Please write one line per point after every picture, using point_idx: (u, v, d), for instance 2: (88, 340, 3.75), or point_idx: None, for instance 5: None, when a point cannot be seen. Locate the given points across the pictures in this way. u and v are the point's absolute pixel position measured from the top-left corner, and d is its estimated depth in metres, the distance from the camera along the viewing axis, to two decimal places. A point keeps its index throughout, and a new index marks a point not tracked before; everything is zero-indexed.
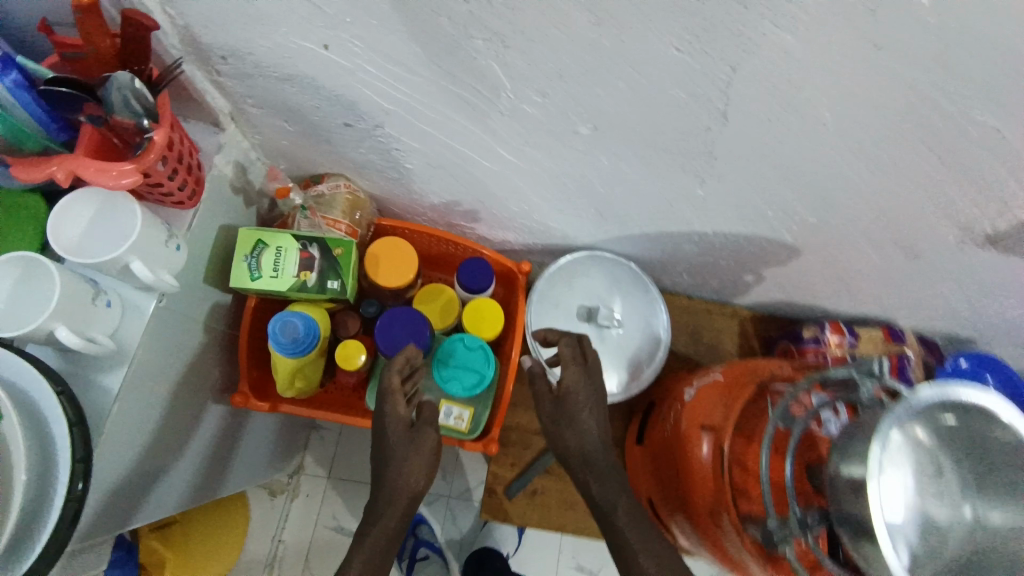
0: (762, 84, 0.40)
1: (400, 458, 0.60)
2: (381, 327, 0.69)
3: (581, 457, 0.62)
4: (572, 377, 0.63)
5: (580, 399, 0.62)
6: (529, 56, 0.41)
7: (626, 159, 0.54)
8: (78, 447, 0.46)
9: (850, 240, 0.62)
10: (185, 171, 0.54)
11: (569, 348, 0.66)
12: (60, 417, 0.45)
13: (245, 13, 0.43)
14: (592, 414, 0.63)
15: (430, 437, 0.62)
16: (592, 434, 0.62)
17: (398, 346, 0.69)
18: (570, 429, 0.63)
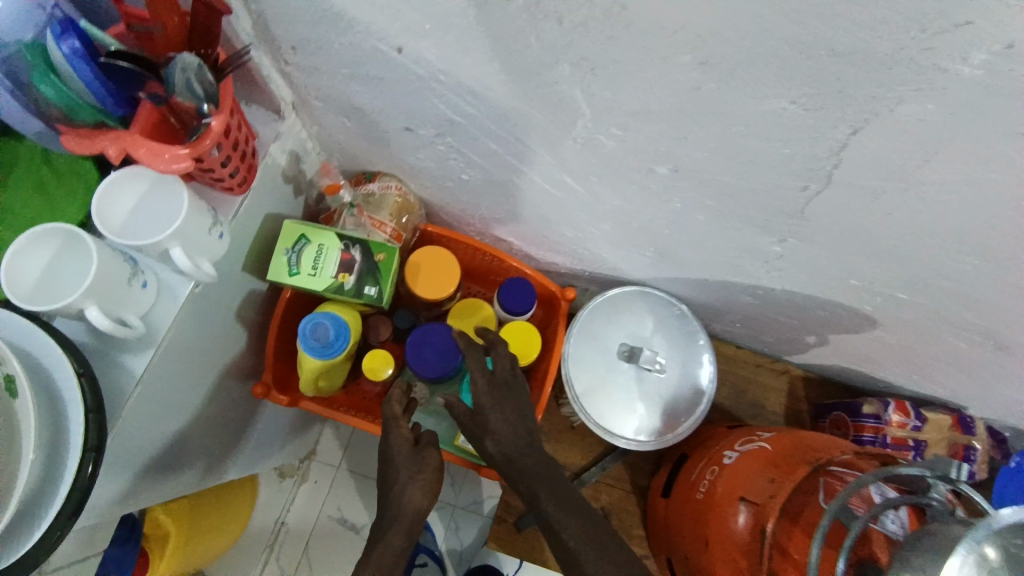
0: (884, 150, 0.35)
1: (404, 479, 0.59)
2: (413, 342, 0.67)
3: (506, 460, 0.57)
4: (483, 389, 0.59)
5: (487, 408, 0.59)
6: (617, 89, 0.37)
7: (703, 206, 0.49)
8: (92, 434, 0.44)
9: (939, 323, 0.56)
10: (239, 158, 0.51)
11: (479, 363, 0.60)
12: (78, 400, 0.44)
13: (321, 7, 0.40)
14: (502, 416, 0.58)
15: (434, 455, 0.61)
16: (509, 437, 0.58)
17: (427, 366, 0.66)
18: (491, 437, 0.58)
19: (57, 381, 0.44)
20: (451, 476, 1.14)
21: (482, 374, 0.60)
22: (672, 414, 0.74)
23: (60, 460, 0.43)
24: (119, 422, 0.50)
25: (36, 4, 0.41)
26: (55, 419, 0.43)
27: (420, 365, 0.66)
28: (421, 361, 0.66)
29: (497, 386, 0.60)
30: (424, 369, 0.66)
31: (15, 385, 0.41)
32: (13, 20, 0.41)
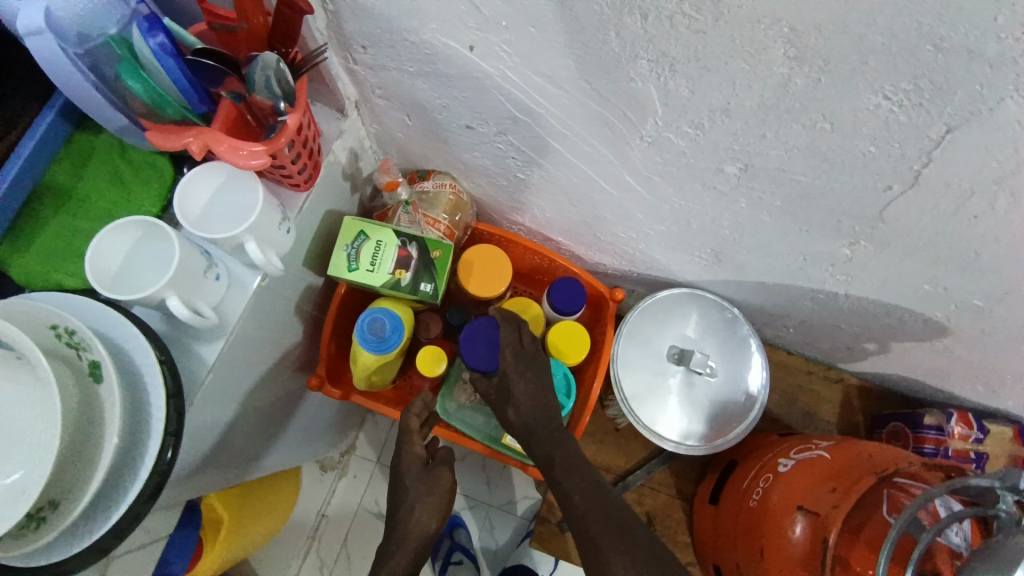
0: (985, 150, 0.33)
1: (413, 496, 0.56)
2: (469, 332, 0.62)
3: (524, 428, 0.59)
4: (508, 358, 0.62)
5: (511, 377, 0.61)
6: (696, 85, 0.37)
7: (772, 207, 0.48)
8: (172, 420, 0.46)
9: (1017, 332, 0.54)
10: (307, 155, 0.53)
11: (508, 332, 0.64)
12: (159, 386, 0.46)
13: (399, 6, 0.41)
14: (524, 380, 0.61)
15: (445, 476, 0.58)
16: (529, 406, 0.60)
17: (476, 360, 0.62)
18: (511, 407, 0.60)
19: (138, 368, 0.46)
20: (488, 475, 1.15)
21: (511, 347, 0.63)
22: (722, 419, 0.73)
23: (141, 443, 0.44)
24: (193, 408, 0.52)
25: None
26: (137, 403, 0.45)
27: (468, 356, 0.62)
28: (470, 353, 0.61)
29: (522, 354, 0.63)
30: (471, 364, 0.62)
31: (100, 371, 0.42)
32: (100, 10, 0.40)
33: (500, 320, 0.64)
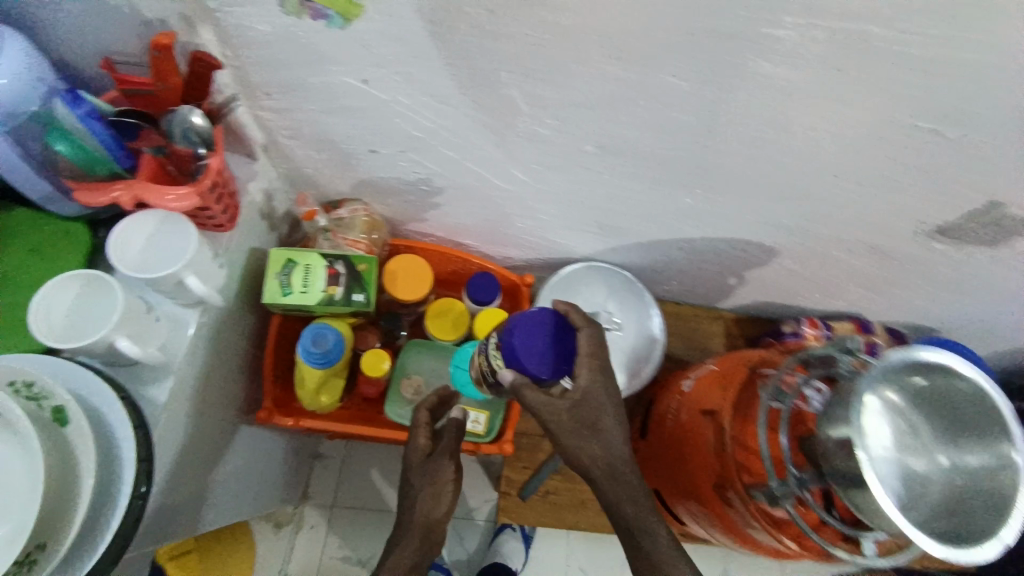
0: (748, 102, 0.48)
1: (419, 488, 0.62)
2: (525, 318, 0.57)
3: (606, 467, 0.59)
4: (586, 376, 0.57)
5: (602, 397, 0.58)
6: (547, 85, 0.49)
7: (628, 174, 0.61)
8: (140, 447, 0.49)
9: (822, 240, 0.71)
10: (228, 198, 0.58)
11: (588, 342, 0.57)
12: (125, 421, 0.48)
13: (298, 54, 0.49)
14: (613, 406, 0.59)
15: (446, 469, 0.62)
16: (613, 445, 0.59)
17: (534, 359, 0.56)
18: (597, 438, 0.58)
19: (100, 407, 0.48)
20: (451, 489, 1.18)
21: (587, 361, 0.57)
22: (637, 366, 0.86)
23: (116, 476, 0.47)
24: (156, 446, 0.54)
25: (36, 78, 0.45)
26: (103, 440, 0.47)
27: (513, 352, 0.56)
28: (522, 345, 0.56)
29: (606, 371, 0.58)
30: (520, 360, 0.56)
31: (66, 413, 0.44)
32: (22, 92, 0.44)
33: (581, 328, 0.57)
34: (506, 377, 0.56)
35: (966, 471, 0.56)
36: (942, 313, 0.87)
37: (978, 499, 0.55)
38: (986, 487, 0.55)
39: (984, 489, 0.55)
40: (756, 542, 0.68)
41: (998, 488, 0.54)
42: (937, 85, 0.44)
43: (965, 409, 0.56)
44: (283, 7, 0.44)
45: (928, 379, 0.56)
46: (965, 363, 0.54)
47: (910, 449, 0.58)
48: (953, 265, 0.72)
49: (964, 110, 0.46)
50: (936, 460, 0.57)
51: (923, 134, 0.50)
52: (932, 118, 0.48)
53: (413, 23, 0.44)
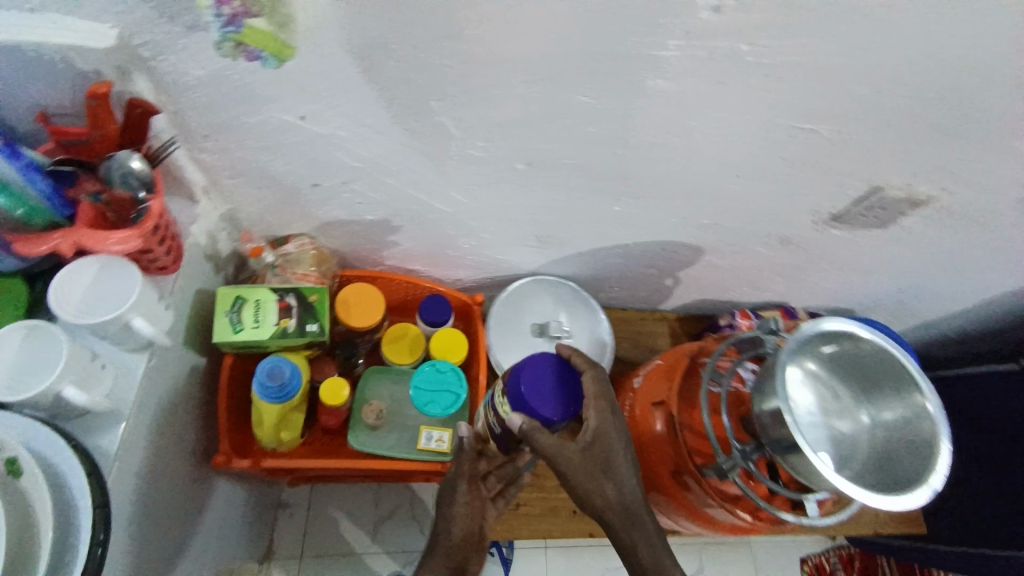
0: (653, 113, 0.54)
1: (445, 514, 0.71)
2: (526, 363, 0.59)
3: (620, 509, 0.61)
4: (595, 417, 0.60)
5: (613, 437, 0.61)
6: (474, 110, 0.53)
7: (559, 187, 0.67)
8: (95, 494, 0.48)
9: (739, 235, 0.79)
10: (171, 240, 0.58)
11: (593, 383, 0.61)
12: (78, 466, 0.47)
13: (235, 95, 0.52)
14: (625, 445, 0.62)
15: (460, 491, 0.71)
16: (627, 485, 0.62)
17: (544, 404, 0.57)
18: (612, 479, 0.61)
19: (52, 458, 0.47)
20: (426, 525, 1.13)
21: (599, 403, 0.61)
22: None
23: (73, 527, 0.45)
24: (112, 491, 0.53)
25: None
26: (57, 489, 0.46)
27: (520, 398, 0.58)
28: (528, 390, 0.57)
29: (614, 410, 0.62)
30: (528, 406, 0.57)
31: (18, 464, 0.43)
32: None
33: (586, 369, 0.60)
34: (514, 424, 0.57)
35: (885, 425, 0.62)
36: (853, 293, 0.97)
37: (901, 448, 0.60)
38: (905, 437, 0.60)
39: (903, 438, 0.60)
40: (715, 521, 0.73)
41: (915, 434, 0.59)
42: (803, 89, 0.52)
43: (875, 368, 0.62)
44: (218, 50, 0.46)
45: (836, 345, 0.63)
46: (859, 326, 0.60)
47: (833, 414, 0.65)
48: (852, 248, 0.81)
49: (830, 110, 0.55)
50: (858, 420, 0.64)
51: (801, 133, 0.58)
52: (806, 118, 0.56)
53: (342, 62, 0.47)
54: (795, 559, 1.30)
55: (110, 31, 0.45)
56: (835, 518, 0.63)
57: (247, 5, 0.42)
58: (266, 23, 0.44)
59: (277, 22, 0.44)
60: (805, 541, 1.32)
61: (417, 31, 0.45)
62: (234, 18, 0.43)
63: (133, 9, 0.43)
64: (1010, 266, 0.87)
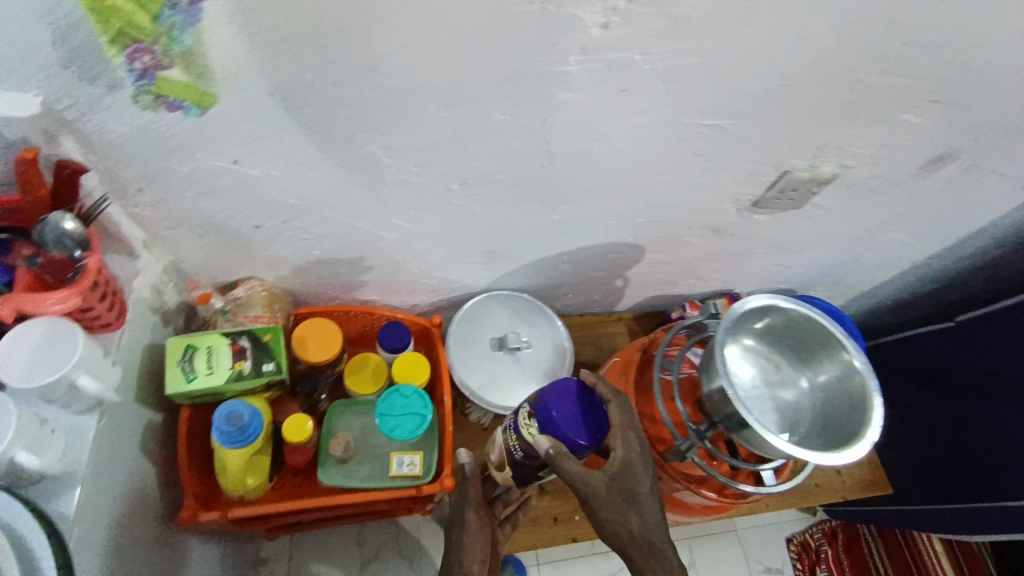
0: (570, 123, 0.59)
1: (455, 543, 0.72)
2: (552, 392, 0.64)
3: (643, 540, 0.61)
4: (621, 447, 0.63)
5: (638, 468, 0.63)
6: (402, 138, 0.56)
7: (495, 202, 0.70)
8: (59, 553, 0.49)
9: (673, 229, 0.84)
10: (112, 296, 0.58)
11: (618, 413, 0.64)
12: (39, 529, 0.49)
13: (165, 146, 0.53)
14: (648, 476, 0.63)
15: (471, 520, 0.72)
16: (650, 514, 0.62)
17: (572, 433, 0.62)
18: (636, 511, 0.62)
19: (11, 521, 0.48)
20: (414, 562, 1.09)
21: (625, 433, 0.64)
22: (553, 375, 0.92)
23: None
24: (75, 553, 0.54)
25: None
26: (19, 552, 0.47)
27: (552, 424, 0.62)
28: (558, 417, 0.62)
29: (639, 439, 0.65)
30: (558, 432, 0.62)
31: None
32: None
33: (611, 400, 0.64)
34: (545, 447, 0.61)
35: (823, 385, 0.67)
36: (788, 273, 1.03)
37: (839, 404, 0.65)
38: (841, 393, 0.65)
39: (840, 394, 0.65)
40: (687, 504, 0.76)
41: (849, 390, 0.64)
42: (698, 90, 0.57)
43: (806, 335, 0.67)
44: (137, 103, 0.48)
45: (769, 319, 0.67)
46: (785, 298, 0.64)
47: (776, 383, 0.69)
48: (777, 229, 0.87)
49: (727, 106, 0.60)
50: (799, 385, 0.69)
51: (705, 129, 0.63)
52: (707, 115, 0.61)
53: (266, 104, 0.50)
54: (781, 539, 1.33)
55: (34, 99, 0.46)
56: (791, 484, 0.68)
57: (156, 58, 0.44)
58: (182, 74, 0.45)
59: (194, 73, 0.45)
60: (789, 519, 1.36)
61: (334, 70, 0.47)
62: (145, 69, 0.44)
63: (52, 75, 0.44)
64: (922, 230, 0.95)
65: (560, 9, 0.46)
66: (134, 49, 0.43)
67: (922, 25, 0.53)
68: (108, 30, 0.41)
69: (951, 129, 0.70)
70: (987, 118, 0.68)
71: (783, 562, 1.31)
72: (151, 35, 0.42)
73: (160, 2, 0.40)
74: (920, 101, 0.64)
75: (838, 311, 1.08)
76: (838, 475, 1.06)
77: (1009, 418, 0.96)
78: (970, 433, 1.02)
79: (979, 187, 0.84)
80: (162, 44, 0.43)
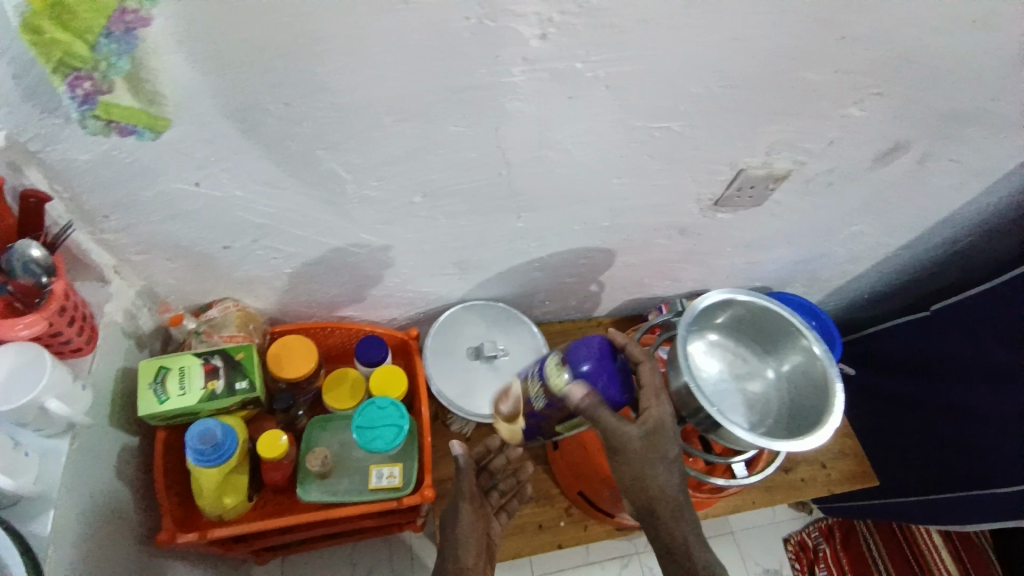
0: (523, 131, 0.60)
1: (451, 538, 0.71)
2: (586, 345, 0.64)
3: (670, 496, 0.61)
4: (654, 408, 0.62)
5: (671, 430, 0.62)
6: (359, 154, 0.58)
7: (460, 213, 0.72)
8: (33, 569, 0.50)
9: (640, 232, 0.86)
10: (81, 321, 0.60)
11: (650, 374, 0.63)
12: (13, 547, 0.49)
13: (126, 172, 0.55)
14: (678, 436, 0.63)
15: (465, 511, 0.71)
16: (675, 473, 0.62)
17: (604, 385, 0.63)
18: (666, 468, 0.61)
19: None
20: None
21: (658, 393, 0.62)
22: None
23: None
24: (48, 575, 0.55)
25: None
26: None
27: (586, 375, 0.63)
28: (592, 369, 0.63)
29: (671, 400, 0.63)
30: (592, 384, 0.63)
31: None
32: None
33: (643, 361, 0.63)
34: (577, 398, 0.61)
35: (789, 370, 0.69)
36: (760, 270, 1.05)
37: (806, 386, 0.67)
38: (807, 375, 0.67)
39: (806, 377, 0.67)
40: None
41: (813, 372, 0.66)
42: (644, 94, 0.59)
43: (768, 324, 0.69)
44: (86, 129, 0.48)
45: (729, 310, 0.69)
46: (742, 290, 0.66)
47: (744, 373, 0.70)
48: (743, 227, 0.89)
49: (675, 109, 0.62)
50: (765, 372, 0.70)
51: (656, 131, 0.65)
52: (656, 118, 0.63)
53: (221, 125, 0.51)
54: (776, 539, 1.32)
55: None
56: (761, 475, 0.69)
57: (97, 85, 0.45)
58: (133, 100, 0.47)
59: (145, 99, 0.47)
60: (784, 519, 1.35)
61: (285, 90, 0.49)
62: (86, 95, 0.45)
63: (11, 109, 0.46)
64: (886, 222, 0.97)
65: (497, 23, 0.48)
66: (74, 77, 0.44)
67: (851, 23, 0.56)
68: (49, 60, 0.43)
69: (897, 121, 0.72)
70: (931, 107, 0.71)
71: (780, 562, 1.30)
72: (90, 63, 0.43)
73: (96, 31, 0.41)
74: (862, 94, 0.66)
75: (813, 306, 1.09)
76: (823, 468, 1.06)
77: (986, 401, 0.97)
78: (950, 419, 1.03)
79: (934, 176, 0.86)
80: (101, 71, 0.44)
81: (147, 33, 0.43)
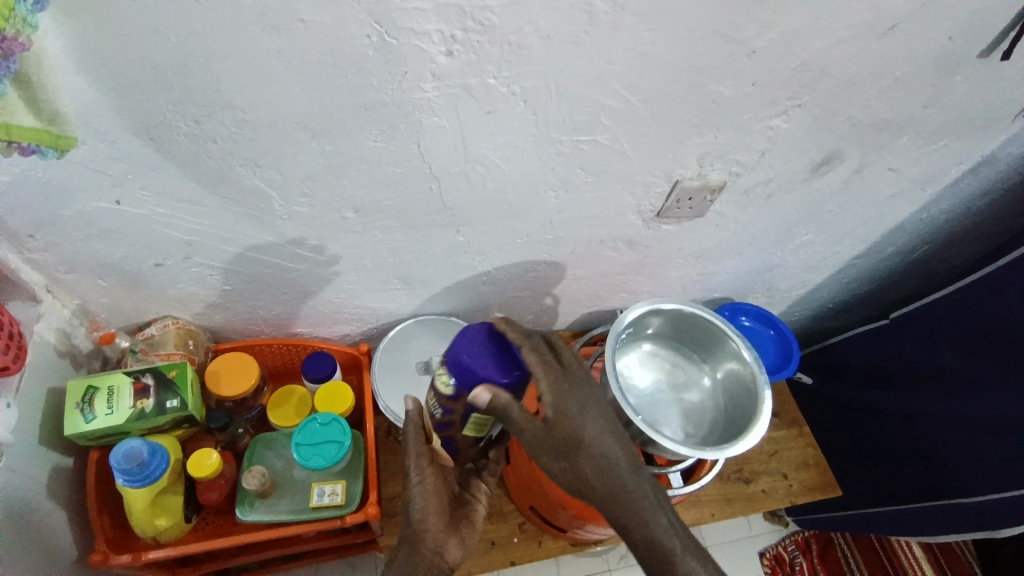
0: (445, 144, 0.61)
1: (413, 504, 0.65)
2: (464, 337, 0.60)
3: (600, 478, 0.59)
4: (549, 393, 0.60)
5: (573, 414, 0.60)
6: (279, 168, 0.58)
7: (394, 228, 0.72)
8: None
9: (586, 244, 0.86)
10: (6, 338, 0.60)
11: (530, 351, 0.60)
12: None
13: (42, 192, 0.55)
14: (591, 420, 0.60)
15: (419, 470, 0.65)
16: (598, 456, 0.59)
17: (491, 376, 0.58)
18: (585, 455, 0.59)
19: None
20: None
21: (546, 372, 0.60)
22: None
23: None
24: None
25: None
26: None
27: (466, 371, 0.58)
28: (473, 363, 0.58)
29: (569, 384, 0.61)
30: (475, 374, 0.58)
31: None
32: None
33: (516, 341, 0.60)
34: (485, 398, 0.57)
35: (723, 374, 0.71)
36: (715, 279, 1.05)
37: (738, 388, 0.69)
38: (739, 378, 0.69)
39: (738, 379, 0.69)
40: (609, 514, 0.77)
41: (743, 375, 0.68)
42: (560, 108, 0.60)
43: (700, 330, 0.71)
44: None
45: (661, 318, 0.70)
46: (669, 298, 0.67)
47: (680, 379, 0.73)
48: (689, 237, 0.90)
49: (597, 122, 0.63)
50: (700, 376, 0.73)
51: (582, 145, 0.66)
52: (580, 132, 0.64)
53: (132, 141, 0.52)
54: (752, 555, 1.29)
55: None
56: (698, 484, 0.70)
57: None
58: (34, 120, 0.46)
59: (46, 117, 0.47)
60: (759, 533, 1.32)
61: (191, 107, 0.50)
62: None
63: None
64: (835, 231, 0.98)
65: (398, 40, 0.49)
66: None
67: (758, 37, 0.57)
68: None
69: (826, 132, 0.73)
70: (856, 116, 0.72)
71: None
72: None
73: None
74: (783, 105, 0.67)
75: (772, 315, 1.09)
76: (784, 479, 1.05)
77: (938, 406, 0.97)
78: (908, 425, 1.03)
79: (874, 186, 0.87)
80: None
81: (37, 49, 0.43)
